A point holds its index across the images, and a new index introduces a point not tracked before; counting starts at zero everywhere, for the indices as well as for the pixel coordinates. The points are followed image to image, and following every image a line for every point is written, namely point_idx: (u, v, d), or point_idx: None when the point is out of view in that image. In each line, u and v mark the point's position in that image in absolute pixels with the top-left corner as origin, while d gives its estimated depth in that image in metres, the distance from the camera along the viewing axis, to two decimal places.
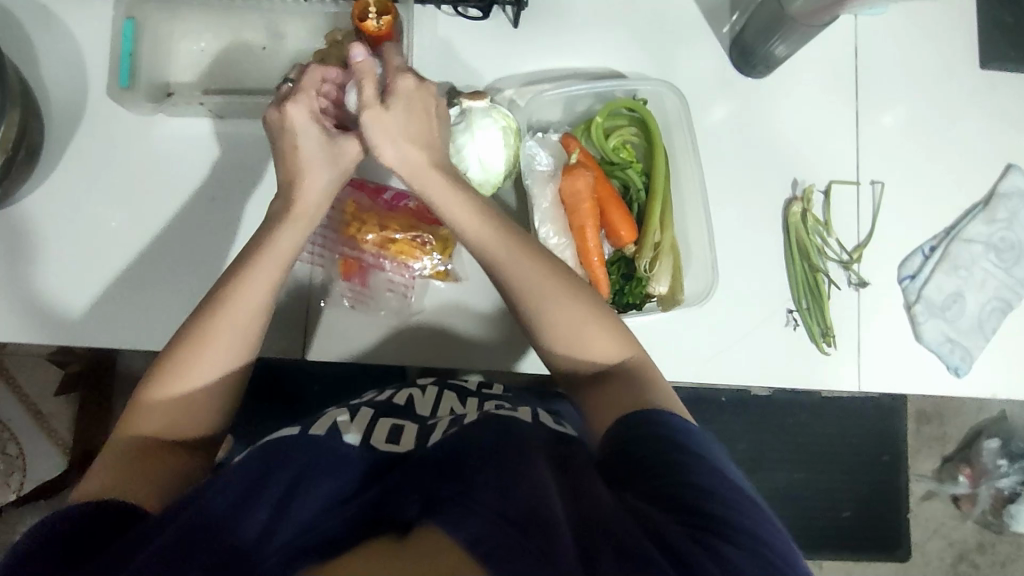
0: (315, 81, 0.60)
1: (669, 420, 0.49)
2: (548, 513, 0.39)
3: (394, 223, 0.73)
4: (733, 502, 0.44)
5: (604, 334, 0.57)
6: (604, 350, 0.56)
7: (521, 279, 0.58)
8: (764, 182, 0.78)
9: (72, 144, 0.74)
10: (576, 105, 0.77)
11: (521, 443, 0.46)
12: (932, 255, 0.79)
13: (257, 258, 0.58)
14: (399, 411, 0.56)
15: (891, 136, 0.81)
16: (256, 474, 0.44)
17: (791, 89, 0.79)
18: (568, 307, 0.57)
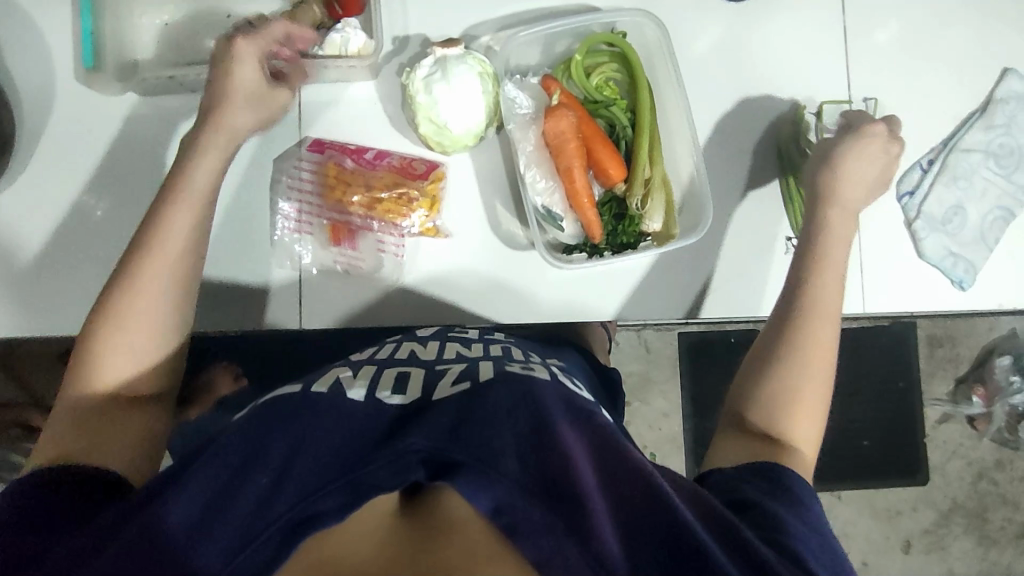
0: (249, 49, 0.60)
1: (795, 476, 0.48)
2: (574, 483, 0.39)
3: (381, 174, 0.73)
4: (806, 525, 0.44)
5: (811, 420, 0.54)
6: (798, 431, 0.53)
7: (824, 314, 0.58)
8: (755, 110, 0.76)
9: (45, 132, 0.73)
10: (554, 45, 0.75)
11: (543, 402, 0.44)
12: (931, 168, 0.77)
13: (174, 201, 0.57)
14: (402, 361, 0.55)
15: (884, 50, 0.78)
16: (251, 441, 0.43)
17: (774, 10, 0.77)
18: (803, 379, 0.55)
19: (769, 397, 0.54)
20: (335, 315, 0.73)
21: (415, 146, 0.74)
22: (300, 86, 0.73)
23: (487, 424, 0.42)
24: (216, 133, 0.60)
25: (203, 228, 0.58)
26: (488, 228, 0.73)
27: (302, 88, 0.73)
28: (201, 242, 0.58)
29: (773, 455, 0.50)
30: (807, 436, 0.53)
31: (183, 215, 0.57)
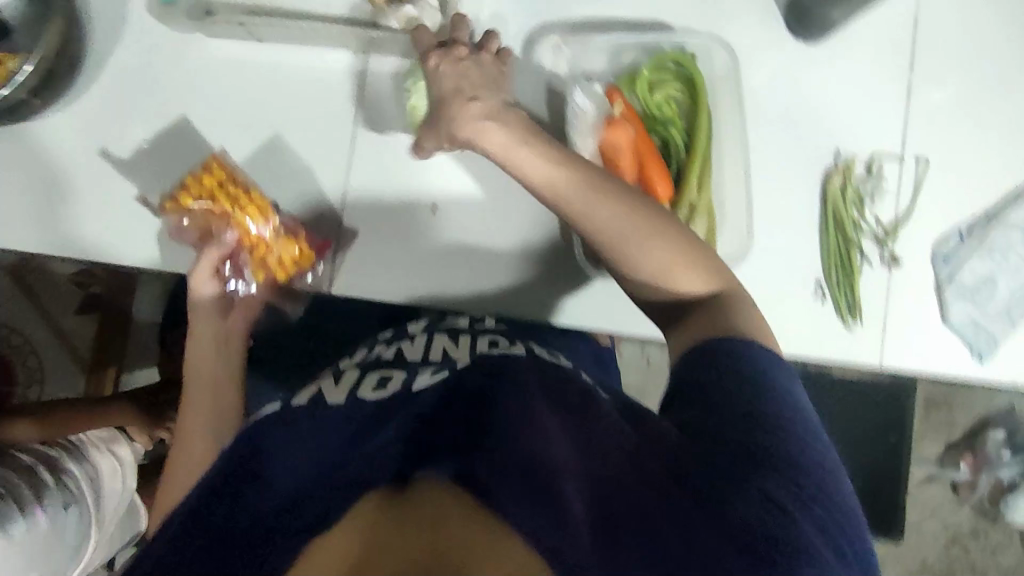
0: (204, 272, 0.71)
1: (745, 351, 0.52)
2: (547, 460, 0.42)
3: (238, 202, 0.71)
4: (784, 464, 0.45)
5: (689, 270, 0.59)
6: (681, 278, 0.59)
7: (606, 232, 0.59)
8: (807, 151, 0.77)
9: (111, 58, 0.74)
10: (621, 56, 0.76)
11: (517, 395, 0.48)
12: (968, 237, 0.78)
13: (196, 367, 0.70)
14: (391, 362, 0.59)
15: (941, 112, 0.78)
16: (249, 459, 0.47)
17: (841, 55, 0.77)
18: (650, 250, 0.59)
19: (657, 286, 0.60)
20: (371, 287, 0.75)
21: None
22: (365, 57, 0.74)
23: (496, 420, 0.45)
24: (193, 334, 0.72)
25: (224, 373, 0.71)
26: (523, 228, 0.74)
27: (369, 58, 0.74)
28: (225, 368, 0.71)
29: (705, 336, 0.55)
30: (699, 279, 0.59)
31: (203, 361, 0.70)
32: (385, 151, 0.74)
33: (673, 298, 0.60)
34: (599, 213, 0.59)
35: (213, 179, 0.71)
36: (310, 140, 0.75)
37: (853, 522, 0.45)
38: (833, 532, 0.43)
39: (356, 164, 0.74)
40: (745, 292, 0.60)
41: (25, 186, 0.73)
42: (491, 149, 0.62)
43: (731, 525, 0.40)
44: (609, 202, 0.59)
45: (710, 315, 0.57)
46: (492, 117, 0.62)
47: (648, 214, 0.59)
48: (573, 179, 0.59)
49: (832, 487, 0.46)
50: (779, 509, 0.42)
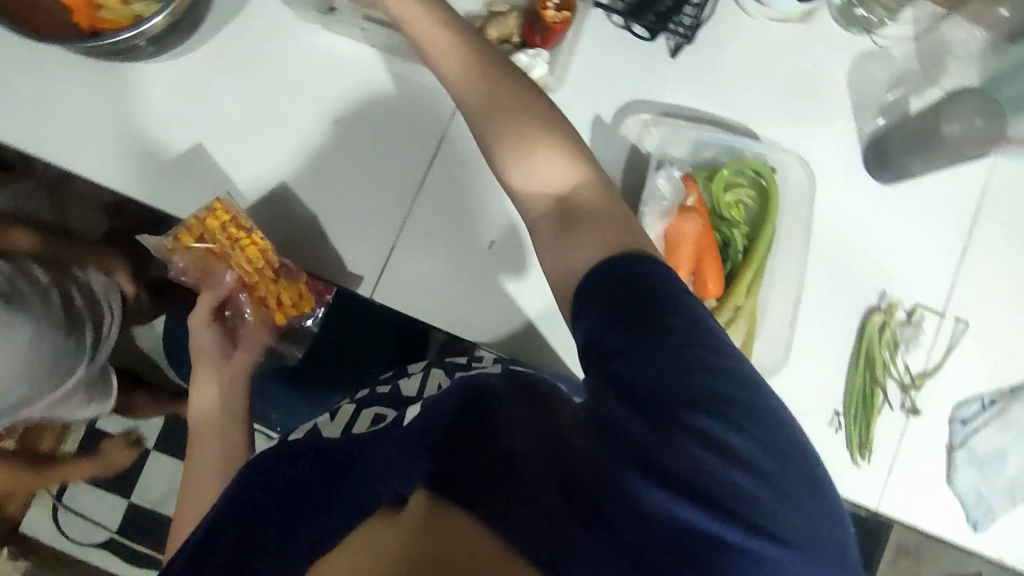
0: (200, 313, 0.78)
1: (646, 266, 0.50)
2: (500, 462, 0.47)
3: (239, 242, 0.73)
4: (704, 378, 0.46)
5: (543, 156, 0.59)
6: (551, 170, 0.59)
7: (484, 126, 0.61)
8: (856, 283, 0.79)
9: (230, 25, 0.77)
10: (704, 150, 0.79)
11: (489, 401, 0.52)
12: (990, 407, 0.79)
13: (202, 395, 0.78)
14: (388, 400, 0.67)
15: (990, 280, 0.80)
16: (267, 477, 0.53)
17: (908, 202, 0.80)
18: (510, 133, 0.60)
19: (513, 183, 0.61)
20: (411, 302, 0.76)
21: None
22: None
23: (486, 434, 0.50)
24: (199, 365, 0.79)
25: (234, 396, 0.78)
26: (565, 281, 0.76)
27: None
28: (234, 405, 0.78)
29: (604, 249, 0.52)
30: (560, 166, 0.59)
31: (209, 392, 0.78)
32: (462, 179, 0.77)
33: (534, 195, 0.59)
34: (496, 121, 0.61)
35: (216, 222, 0.72)
36: (391, 150, 0.77)
37: (790, 440, 0.45)
38: (749, 422, 0.45)
39: (431, 184, 0.77)
40: (595, 184, 0.58)
41: (115, 119, 0.75)
42: (469, 105, 0.62)
43: (669, 471, 0.44)
44: (467, 73, 0.62)
45: (615, 225, 0.55)
46: (458, 46, 0.64)
47: (539, 117, 0.61)
48: (486, 73, 0.62)
49: (773, 410, 0.46)
50: (720, 450, 0.44)
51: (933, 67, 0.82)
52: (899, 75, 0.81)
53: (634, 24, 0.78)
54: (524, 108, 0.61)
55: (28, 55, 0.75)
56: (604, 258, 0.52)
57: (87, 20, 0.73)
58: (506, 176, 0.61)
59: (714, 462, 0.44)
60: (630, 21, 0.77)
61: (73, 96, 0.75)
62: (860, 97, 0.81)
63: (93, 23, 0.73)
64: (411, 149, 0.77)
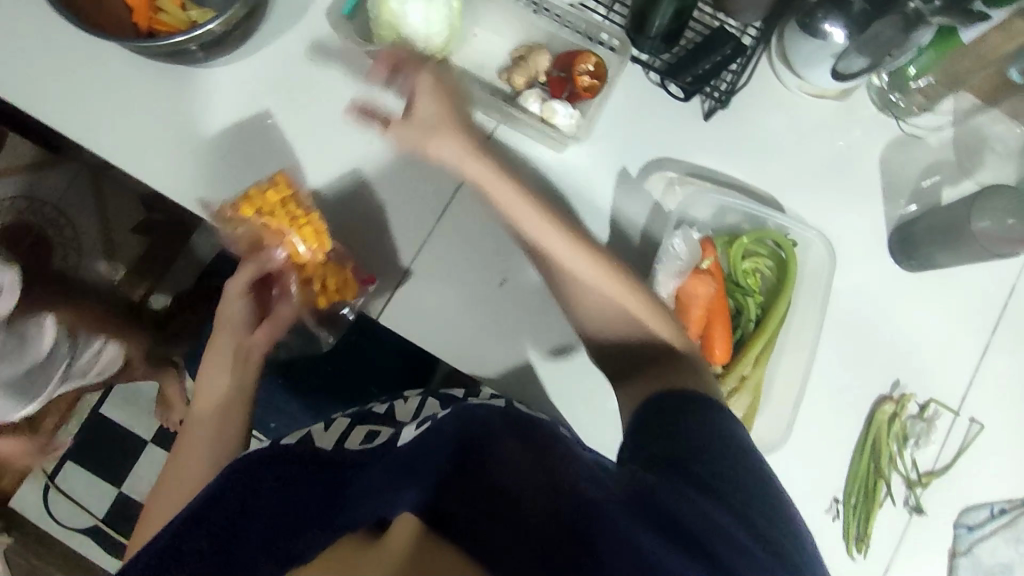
0: (240, 282, 0.75)
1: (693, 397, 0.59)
2: (501, 497, 0.50)
3: (297, 222, 0.73)
4: (720, 467, 0.52)
5: (590, 263, 0.67)
6: (596, 282, 0.67)
7: (505, 210, 0.69)
8: (870, 369, 0.76)
9: (278, 40, 0.79)
10: (726, 215, 0.78)
11: (493, 434, 0.55)
12: (999, 516, 0.76)
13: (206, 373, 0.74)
14: (377, 421, 0.68)
15: (1011, 381, 0.78)
16: (237, 493, 0.52)
17: (933, 292, 0.78)
18: (560, 247, 0.67)
19: (563, 297, 0.69)
20: (415, 329, 0.76)
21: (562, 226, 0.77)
22: (497, 126, 0.78)
23: (485, 462, 0.53)
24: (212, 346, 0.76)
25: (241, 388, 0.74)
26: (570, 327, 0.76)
27: (499, 128, 0.78)
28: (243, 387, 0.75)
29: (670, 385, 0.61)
30: (612, 285, 0.67)
31: (214, 380, 0.74)
32: (481, 213, 0.77)
33: (596, 322, 0.68)
34: (522, 213, 0.68)
35: (278, 197, 0.73)
36: (415, 178, 0.77)
37: (798, 538, 0.49)
38: (752, 521, 0.48)
39: (450, 216, 0.77)
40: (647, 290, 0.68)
41: (154, 117, 0.77)
42: (518, 220, 0.68)
43: (679, 523, 0.46)
44: (476, 168, 0.69)
45: (663, 361, 0.65)
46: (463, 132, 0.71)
47: (561, 224, 0.68)
48: (492, 170, 0.69)
49: (777, 509, 0.50)
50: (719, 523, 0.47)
51: (971, 159, 0.81)
52: (936, 163, 0.80)
53: (671, 84, 0.78)
54: (533, 207, 0.68)
55: (81, 49, 0.78)
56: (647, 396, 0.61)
57: (145, 21, 0.75)
58: (550, 273, 0.69)
59: (719, 537, 0.45)
60: (667, 80, 0.77)
61: (118, 93, 0.77)
62: (892, 181, 0.80)
63: (150, 24, 0.76)
64: (436, 179, 0.77)
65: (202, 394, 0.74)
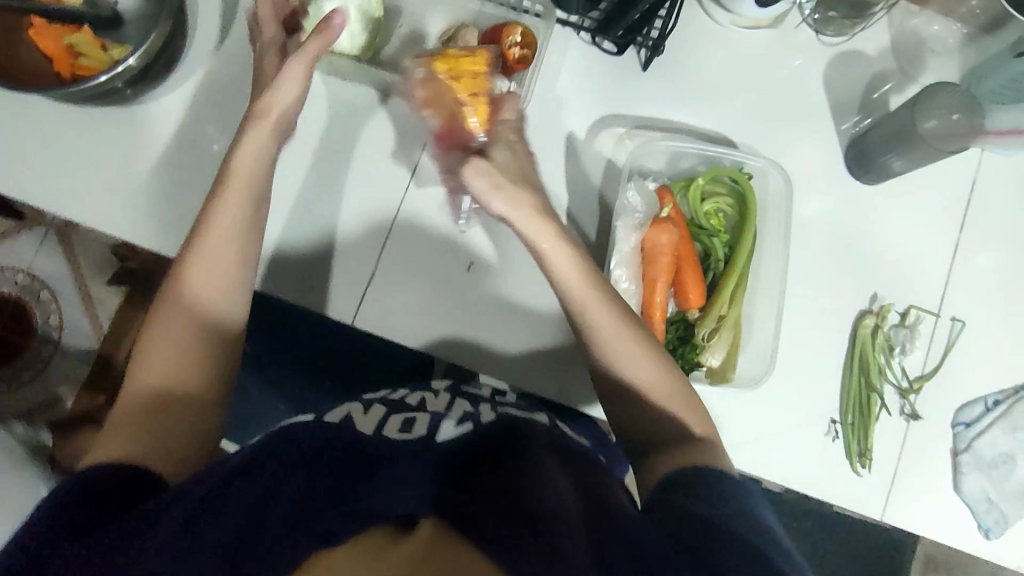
0: (315, 46, 0.65)
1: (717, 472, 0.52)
2: (534, 504, 0.45)
3: (473, 95, 0.68)
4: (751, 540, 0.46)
5: (624, 338, 0.60)
6: (616, 346, 0.60)
7: (562, 278, 0.61)
8: (845, 287, 0.77)
9: (204, 64, 0.77)
10: (681, 160, 0.78)
11: (533, 444, 0.52)
12: (994, 408, 0.76)
13: (223, 198, 0.62)
14: (408, 408, 0.61)
15: (986, 275, 0.78)
16: (260, 479, 0.47)
17: (896, 201, 0.78)
18: (594, 305, 0.60)
19: (594, 343, 0.61)
20: (392, 327, 0.75)
21: None
22: None
23: (522, 471, 0.49)
24: (223, 192, 0.62)
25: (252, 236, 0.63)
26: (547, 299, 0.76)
27: None
28: (243, 242, 0.62)
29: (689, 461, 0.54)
30: (645, 363, 0.60)
31: (216, 244, 0.61)
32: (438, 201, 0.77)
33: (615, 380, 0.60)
34: (563, 268, 0.61)
35: (472, 65, 0.69)
36: (365, 177, 0.77)
37: None
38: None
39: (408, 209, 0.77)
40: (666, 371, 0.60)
41: (93, 163, 0.76)
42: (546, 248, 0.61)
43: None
44: (563, 264, 0.61)
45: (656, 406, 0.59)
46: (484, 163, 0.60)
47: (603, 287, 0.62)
48: (539, 209, 0.61)
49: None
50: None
51: (913, 63, 0.80)
52: (877, 75, 0.80)
53: (603, 39, 0.78)
54: (575, 271, 0.61)
55: (9, 109, 0.76)
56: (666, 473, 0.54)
57: (67, 68, 0.74)
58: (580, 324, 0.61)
59: None
60: (598, 36, 0.77)
61: (55, 146, 0.76)
62: (838, 98, 0.80)
63: (73, 71, 0.74)
64: (387, 175, 0.77)
65: (176, 305, 0.59)
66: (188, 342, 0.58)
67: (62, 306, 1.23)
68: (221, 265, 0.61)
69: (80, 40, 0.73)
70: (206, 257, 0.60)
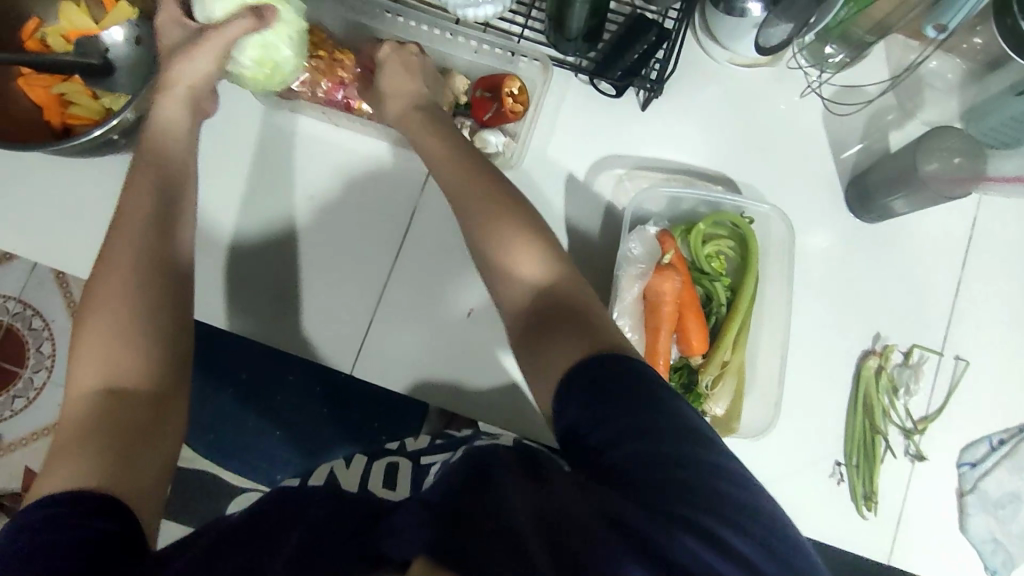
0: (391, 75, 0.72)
1: (619, 362, 0.48)
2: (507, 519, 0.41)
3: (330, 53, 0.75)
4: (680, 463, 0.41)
5: (517, 226, 0.60)
6: (502, 230, 0.59)
7: (453, 190, 0.64)
8: (848, 327, 0.77)
9: None
10: (680, 203, 0.77)
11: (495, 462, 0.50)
12: (999, 448, 0.76)
13: (140, 150, 0.63)
14: None
15: (988, 312, 0.78)
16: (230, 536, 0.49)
17: (898, 239, 0.78)
18: (484, 200, 0.61)
19: (486, 252, 0.60)
20: (393, 375, 0.74)
21: None
22: None
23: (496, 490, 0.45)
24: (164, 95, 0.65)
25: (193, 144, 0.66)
26: None
27: None
28: (171, 173, 0.63)
29: (591, 350, 0.50)
30: (534, 254, 0.58)
31: (146, 172, 0.62)
32: (435, 251, 0.76)
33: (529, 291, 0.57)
34: (456, 182, 0.63)
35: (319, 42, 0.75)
36: (364, 223, 0.76)
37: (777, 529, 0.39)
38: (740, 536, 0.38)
39: (406, 256, 0.76)
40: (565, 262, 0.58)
41: (86, 213, 0.75)
42: (446, 177, 0.64)
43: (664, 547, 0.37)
44: (451, 172, 0.64)
45: (583, 326, 0.53)
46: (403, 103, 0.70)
47: (485, 181, 0.63)
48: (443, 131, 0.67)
49: (751, 498, 0.41)
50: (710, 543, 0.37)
51: (913, 100, 0.80)
52: (877, 112, 0.80)
53: (601, 81, 0.77)
54: (469, 180, 0.63)
55: None
56: (562, 370, 0.50)
57: (58, 118, 0.73)
58: (476, 243, 0.61)
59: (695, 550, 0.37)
60: (596, 78, 0.76)
61: (49, 192, 0.75)
62: (839, 136, 0.79)
63: (63, 120, 0.73)
64: (386, 222, 0.76)
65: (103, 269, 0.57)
66: (147, 235, 0.58)
67: (55, 335, 1.22)
68: (145, 240, 0.58)
69: (70, 89, 0.72)
70: (128, 270, 0.56)
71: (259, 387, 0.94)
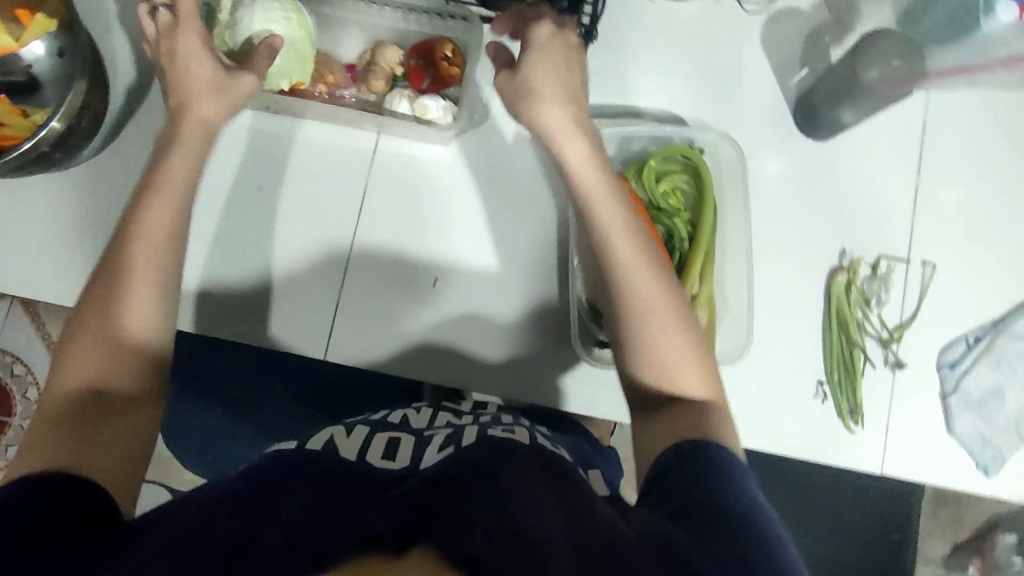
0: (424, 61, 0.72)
1: (720, 449, 0.51)
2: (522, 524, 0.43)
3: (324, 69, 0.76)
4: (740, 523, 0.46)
5: (649, 265, 0.60)
6: (636, 264, 0.60)
7: (587, 195, 0.62)
8: (812, 247, 0.77)
9: (132, 116, 0.75)
10: (630, 144, 0.77)
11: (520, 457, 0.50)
12: (976, 345, 0.76)
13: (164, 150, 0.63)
14: (395, 426, 0.60)
15: (949, 215, 0.78)
16: (231, 495, 0.48)
17: (850, 153, 0.78)
18: (617, 217, 0.61)
19: (614, 271, 0.60)
20: (365, 354, 0.74)
21: (478, 208, 0.76)
22: (379, 137, 0.76)
23: (515, 483, 0.47)
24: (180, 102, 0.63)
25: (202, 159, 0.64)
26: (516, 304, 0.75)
27: (382, 137, 0.76)
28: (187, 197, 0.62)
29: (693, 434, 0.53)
30: (669, 307, 0.59)
31: (165, 192, 0.61)
32: (394, 225, 0.75)
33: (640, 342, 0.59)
34: (588, 186, 0.62)
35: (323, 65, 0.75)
36: (316, 206, 0.75)
37: None
38: None
39: (363, 234, 0.75)
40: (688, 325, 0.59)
41: (33, 234, 0.73)
42: (574, 171, 0.62)
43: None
44: (594, 173, 0.62)
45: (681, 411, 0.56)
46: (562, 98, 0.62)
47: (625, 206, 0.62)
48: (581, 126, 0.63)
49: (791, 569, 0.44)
50: None
51: (848, 12, 0.79)
52: (813, 30, 0.79)
53: None
54: (604, 189, 0.62)
55: None
56: (675, 441, 0.53)
57: None
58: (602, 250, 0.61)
59: None
60: None
61: None
62: (779, 58, 0.79)
63: None
64: (339, 203, 0.75)
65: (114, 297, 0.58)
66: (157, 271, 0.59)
67: (37, 376, 1.20)
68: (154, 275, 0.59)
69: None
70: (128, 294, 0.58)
71: (244, 398, 0.86)
